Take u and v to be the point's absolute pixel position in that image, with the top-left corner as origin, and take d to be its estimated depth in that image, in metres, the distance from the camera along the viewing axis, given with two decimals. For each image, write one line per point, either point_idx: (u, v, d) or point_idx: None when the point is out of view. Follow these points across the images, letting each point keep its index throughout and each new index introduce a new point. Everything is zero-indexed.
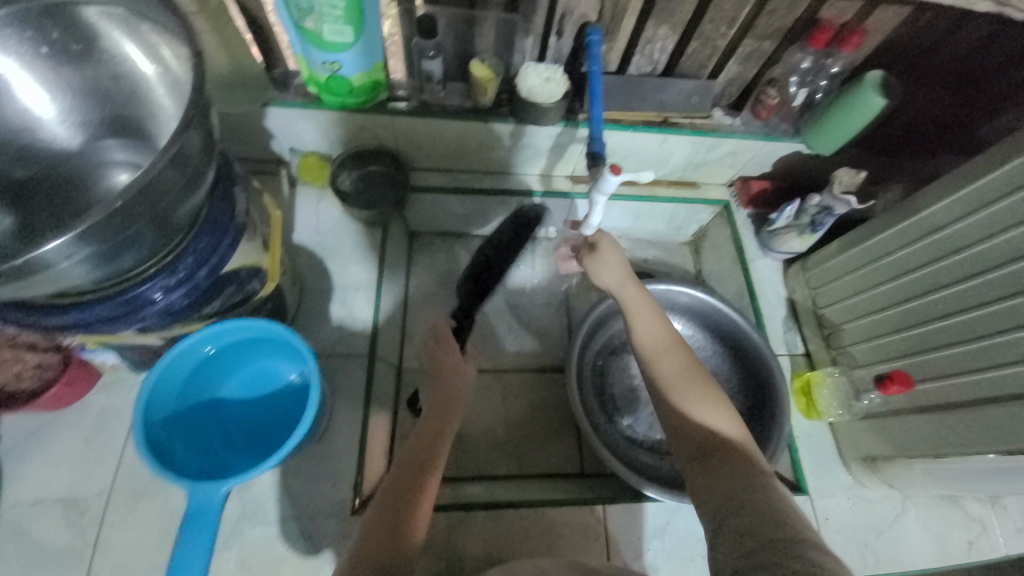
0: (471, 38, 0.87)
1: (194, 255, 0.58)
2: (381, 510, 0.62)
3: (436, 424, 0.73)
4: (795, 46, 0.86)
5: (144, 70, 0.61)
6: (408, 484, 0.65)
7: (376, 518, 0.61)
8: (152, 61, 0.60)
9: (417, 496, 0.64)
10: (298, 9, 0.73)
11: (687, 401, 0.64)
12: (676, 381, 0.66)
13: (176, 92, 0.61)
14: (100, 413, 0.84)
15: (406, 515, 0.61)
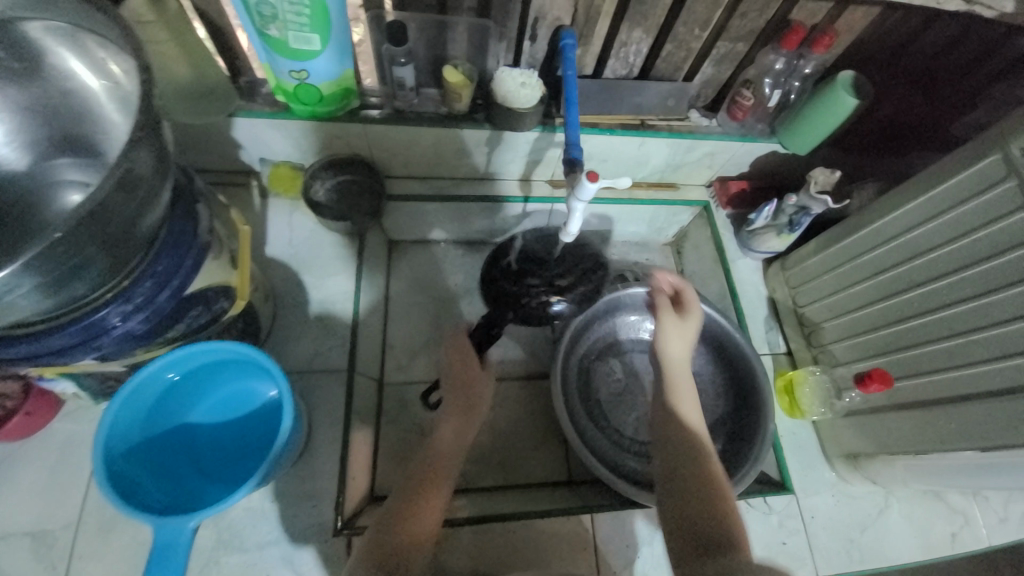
0: (443, 44, 0.85)
1: (152, 279, 0.55)
2: (381, 538, 0.64)
3: (452, 427, 0.78)
4: (768, 47, 0.87)
5: (92, 82, 0.59)
6: (408, 514, 0.67)
7: (374, 548, 0.63)
8: (94, 73, 0.58)
9: (412, 524, 0.66)
10: (261, 16, 0.71)
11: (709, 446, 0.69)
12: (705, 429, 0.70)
13: (129, 106, 0.58)
14: (65, 441, 0.80)
15: (403, 539, 0.64)
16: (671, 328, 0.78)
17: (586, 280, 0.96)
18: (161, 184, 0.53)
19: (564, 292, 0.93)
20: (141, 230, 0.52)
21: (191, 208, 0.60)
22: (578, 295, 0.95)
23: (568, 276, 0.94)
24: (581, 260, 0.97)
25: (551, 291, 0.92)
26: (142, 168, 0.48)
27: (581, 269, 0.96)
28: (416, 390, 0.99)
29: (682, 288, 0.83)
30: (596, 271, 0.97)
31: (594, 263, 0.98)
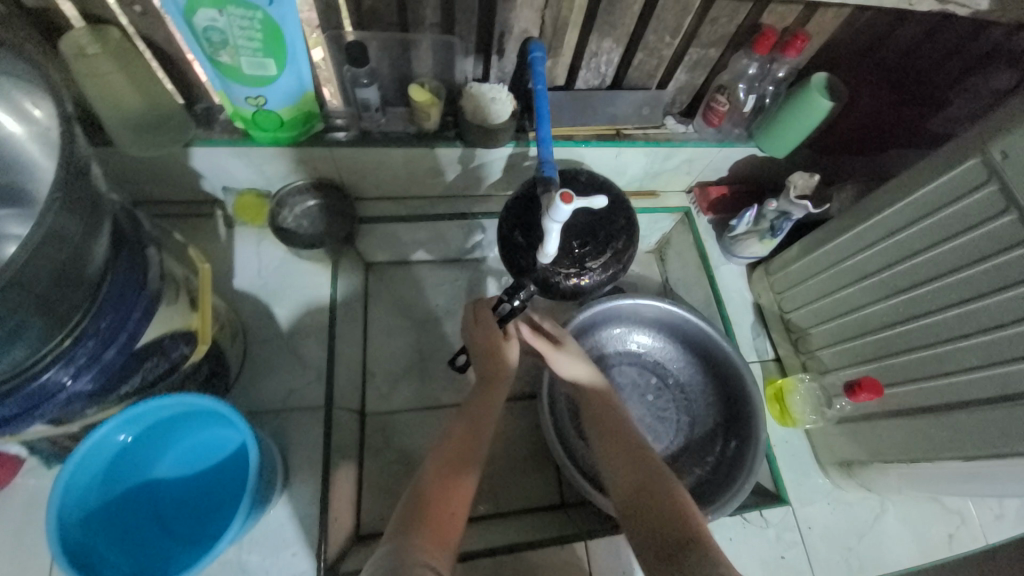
0: (408, 62, 0.82)
1: (97, 337, 0.52)
2: (415, 518, 0.58)
3: (469, 418, 0.71)
4: (740, 52, 0.85)
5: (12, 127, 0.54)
6: (436, 495, 0.61)
7: (407, 528, 0.57)
8: (16, 118, 0.54)
9: (438, 508, 0.60)
10: (210, 43, 0.67)
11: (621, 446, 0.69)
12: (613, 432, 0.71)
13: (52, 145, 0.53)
14: (31, 499, 0.74)
15: (437, 517, 0.59)
16: (563, 357, 0.78)
17: (620, 258, 0.76)
18: (95, 236, 0.49)
19: (593, 273, 0.75)
20: (79, 285, 0.49)
21: (140, 254, 0.57)
22: (614, 271, 0.77)
23: (597, 253, 0.76)
24: (614, 230, 0.77)
25: (582, 272, 0.75)
26: (71, 222, 0.45)
27: (613, 246, 0.76)
28: (400, 419, 0.94)
29: (563, 334, 0.82)
30: (629, 248, 0.77)
31: (629, 235, 0.78)
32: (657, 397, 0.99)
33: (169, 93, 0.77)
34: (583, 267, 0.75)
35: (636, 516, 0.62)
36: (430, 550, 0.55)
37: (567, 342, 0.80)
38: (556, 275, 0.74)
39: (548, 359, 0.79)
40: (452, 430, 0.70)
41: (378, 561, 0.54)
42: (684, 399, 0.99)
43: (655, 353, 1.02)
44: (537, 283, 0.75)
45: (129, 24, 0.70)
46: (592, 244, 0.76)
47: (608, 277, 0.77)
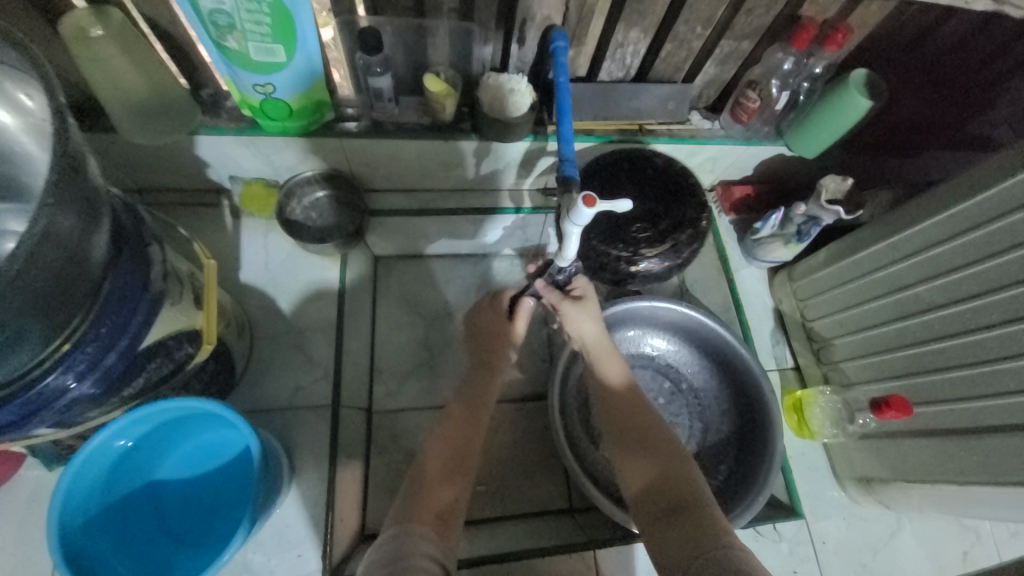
0: (423, 49, 0.77)
1: (97, 342, 0.50)
2: (419, 506, 0.56)
3: (463, 422, 0.68)
4: (775, 46, 0.80)
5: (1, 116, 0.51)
6: (429, 489, 0.59)
7: (413, 516, 0.55)
8: (9, 109, 0.51)
9: (432, 495, 0.58)
10: (216, 26, 0.63)
11: (638, 425, 0.66)
12: (629, 411, 0.68)
13: (47, 136, 0.51)
14: (35, 493, 0.73)
15: (433, 500, 0.58)
16: (574, 312, 0.74)
17: (680, 249, 0.82)
18: (93, 236, 0.46)
19: (648, 259, 0.82)
20: (81, 286, 0.47)
21: (141, 252, 0.54)
22: (671, 261, 0.83)
23: (655, 243, 0.82)
24: (680, 222, 0.82)
25: (637, 257, 0.82)
26: (65, 223, 0.42)
27: (674, 238, 0.82)
28: (407, 418, 0.92)
29: (585, 286, 0.76)
30: (692, 241, 0.82)
31: (695, 230, 0.82)
32: (670, 402, 0.96)
33: (175, 78, 0.74)
34: (639, 251, 0.82)
35: (639, 474, 0.62)
36: (421, 525, 0.54)
37: (586, 296, 0.75)
38: (614, 252, 0.82)
39: (559, 311, 0.75)
40: (446, 423, 0.67)
41: (381, 550, 0.51)
42: (697, 404, 0.96)
43: (669, 357, 0.99)
44: (596, 256, 0.84)
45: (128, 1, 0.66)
46: (653, 231, 0.83)
47: (663, 267, 0.84)
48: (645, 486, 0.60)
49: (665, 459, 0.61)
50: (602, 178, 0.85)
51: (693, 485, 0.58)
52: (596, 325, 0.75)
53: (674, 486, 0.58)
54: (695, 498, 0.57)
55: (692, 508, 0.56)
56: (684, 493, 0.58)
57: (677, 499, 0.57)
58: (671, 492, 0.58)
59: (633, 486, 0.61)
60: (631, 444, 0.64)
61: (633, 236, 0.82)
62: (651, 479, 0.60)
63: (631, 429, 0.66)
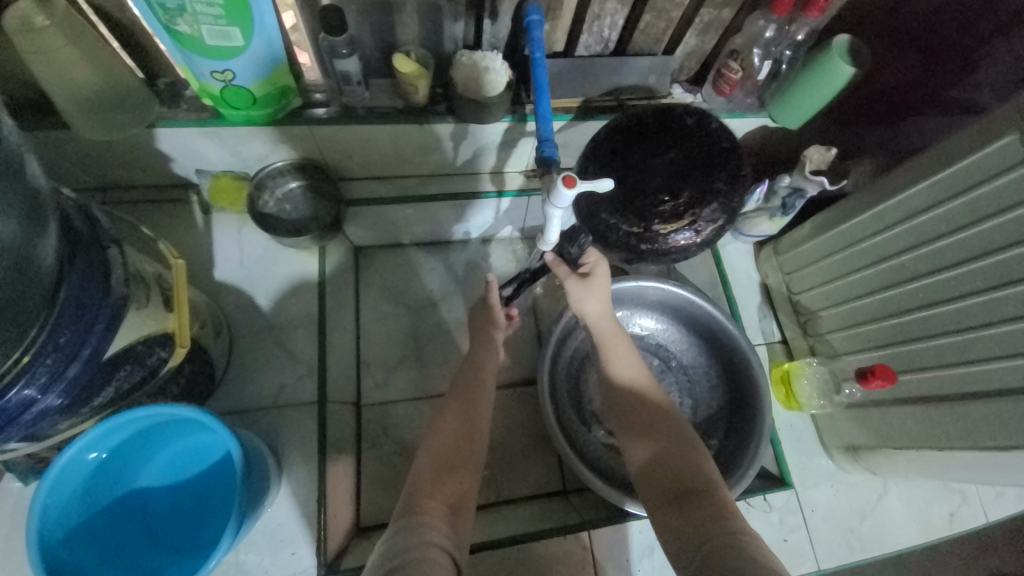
0: (391, 28, 0.73)
1: (57, 353, 0.48)
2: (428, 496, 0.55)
3: (462, 412, 0.66)
4: (756, 13, 0.77)
5: None
6: (428, 483, 0.57)
7: (419, 505, 0.53)
8: None
9: (442, 485, 0.57)
10: (164, 9, 0.58)
11: (646, 413, 0.66)
12: (636, 398, 0.68)
13: None
14: (15, 507, 0.71)
15: (444, 489, 0.56)
16: (580, 291, 0.71)
17: (701, 226, 0.62)
18: (40, 243, 0.43)
19: (662, 237, 0.63)
20: (33, 294, 0.44)
21: (99, 256, 0.52)
22: (693, 240, 0.63)
23: (674, 215, 0.62)
24: (707, 190, 0.62)
25: (650, 234, 0.63)
26: (4, 229, 0.39)
27: (697, 213, 0.61)
28: (397, 409, 0.91)
29: (596, 260, 0.72)
30: (717, 217, 0.62)
31: (724, 201, 0.62)
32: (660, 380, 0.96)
33: (128, 67, 0.70)
34: (653, 225, 0.62)
35: (651, 465, 0.62)
36: (432, 515, 0.51)
37: (594, 270, 0.71)
38: (620, 227, 0.64)
39: (564, 288, 0.73)
40: (443, 424, 0.65)
41: (386, 546, 0.49)
42: (687, 381, 0.96)
43: (658, 336, 0.98)
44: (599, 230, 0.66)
45: None
46: (674, 201, 0.61)
47: (678, 249, 0.65)
48: (655, 477, 0.61)
49: (677, 450, 0.61)
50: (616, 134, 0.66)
51: (703, 476, 0.58)
52: (602, 307, 0.73)
53: (684, 478, 0.58)
54: (705, 488, 0.56)
55: (700, 493, 0.56)
56: (693, 483, 0.57)
57: (686, 488, 0.57)
58: (681, 482, 0.58)
59: (644, 477, 0.62)
60: (641, 434, 0.64)
61: (646, 205, 0.62)
62: (660, 466, 0.61)
63: (644, 420, 0.66)
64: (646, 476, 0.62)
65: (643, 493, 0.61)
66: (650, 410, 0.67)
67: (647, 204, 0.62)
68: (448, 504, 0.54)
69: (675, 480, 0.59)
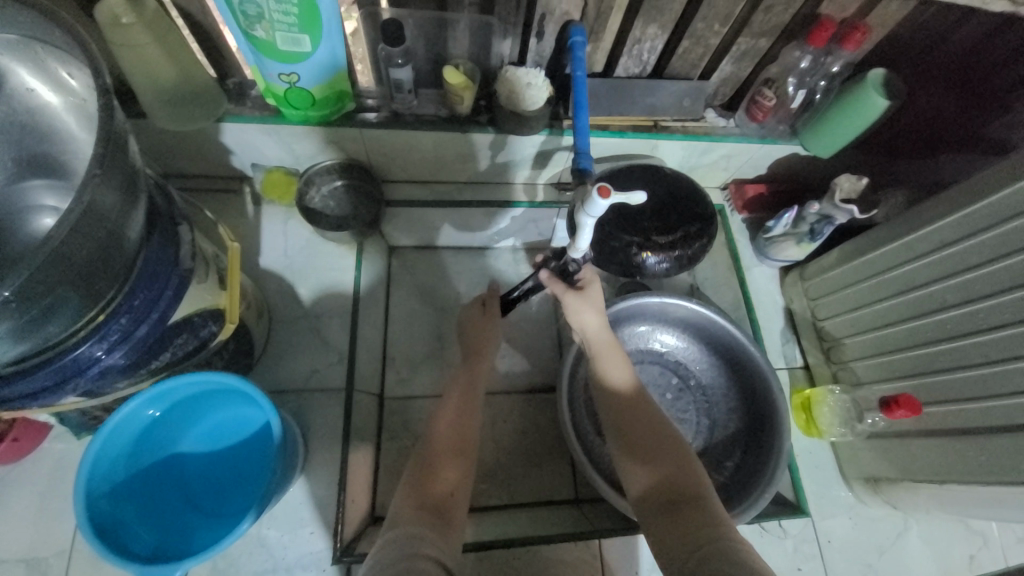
0: (443, 42, 0.79)
1: (129, 314, 0.53)
2: (416, 506, 0.57)
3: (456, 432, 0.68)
4: (793, 44, 0.80)
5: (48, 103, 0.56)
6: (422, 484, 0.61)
7: (409, 519, 0.55)
8: (54, 90, 0.56)
9: (434, 485, 0.61)
10: (245, 16, 0.65)
11: (638, 421, 0.68)
12: (628, 405, 0.69)
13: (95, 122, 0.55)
14: (63, 461, 0.76)
15: (434, 489, 0.60)
16: (576, 304, 0.75)
17: (690, 241, 0.75)
18: (129, 215, 0.48)
19: (657, 247, 0.75)
20: (118, 260, 0.49)
21: (172, 231, 0.57)
22: (682, 254, 0.75)
23: (665, 231, 0.76)
24: (690, 215, 0.77)
25: (646, 243, 0.75)
26: (107, 199, 0.45)
27: (684, 230, 0.76)
28: (418, 405, 0.93)
29: (590, 278, 0.77)
30: (701, 238, 0.76)
31: (705, 224, 0.77)
32: (678, 398, 0.97)
33: (204, 67, 0.76)
34: (648, 238, 0.75)
35: (642, 469, 0.63)
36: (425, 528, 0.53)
37: (588, 284, 0.76)
38: (623, 238, 0.75)
39: (562, 302, 0.76)
40: (440, 437, 0.68)
41: (381, 552, 0.50)
42: (704, 401, 0.97)
43: (678, 353, 0.99)
44: (604, 242, 0.76)
45: None
46: (663, 222, 0.76)
47: (673, 258, 0.75)
48: (647, 480, 0.62)
49: (670, 457, 0.63)
50: (613, 175, 0.81)
51: (696, 483, 0.60)
52: (600, 318, 0.76)
53: (676, 485, 0.60)
54: (697, 494, 0.58)
55: (692, 501, 0.57)
56: (685, 487, 0.59)
57: (678, 497, 0.58)
58: (673, 486, 0.59)
59: (635, 480, 0.63)
60: (633, 443, 0.65)
61: (640, 223, 0.76)
62: (652, 475, 0.62)
63: (636, 426, 0.67)
64: (640, 482, 0.62)
65: (636, 498, 0.62)
66: (643, 418, 0.68)
67: (640, 222, 0.76)
68: (435, 512, 0.57)
69: (666, 484, 0.60)
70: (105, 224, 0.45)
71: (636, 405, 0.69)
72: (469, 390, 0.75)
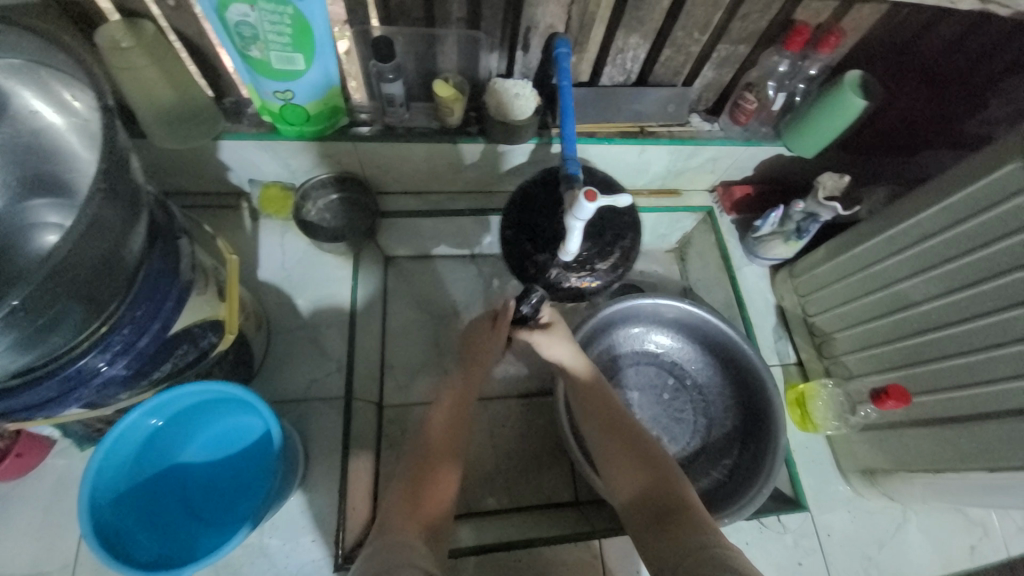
0: (433, 57, 0.82)
1: (131, 325, 0.55)
2: (405, 518, 0.62)
3: (449, 444, 0.71)
4: (771, 49, 0.83)
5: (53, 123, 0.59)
6: (414, 500, 0.65)
7: (394, 531, 0.60)
8: (58, 111, 0.58)
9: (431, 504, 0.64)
10: (242, 37, 0.67)
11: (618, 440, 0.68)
12: (609, 428, 0.70)
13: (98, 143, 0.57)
14: (66, 475, 0.77)
15: (424, 508, 0.64)
16: (545, 340, 0.77)
17: (624, 259, 0.79)
18: (132, 228, 0.50)
19: (600, 270, 0.78)
20: (122, 272, 0.51)
21: (173, 245, 0.59)
22: (621, 272, 0.79)
23: (604, 254, 0.78)
24: (619, 230, 0.80)
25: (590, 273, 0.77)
26: (113, 210, 0.47)
27: (619, 248, 0.79)
28: (417, 412, 0.94)
29: (552, 314, 0.79)
30: (634, 248, 0.80)
31: (633, 232, 0.80)
32: (674, 398, 0.98)
33: (201, 87, 0.79)
34: (591, 265, 0.78)
35: (633, 485, 0.64)
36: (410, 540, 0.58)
37: (552, 322, 0.78)
38: (570, 280, 0.77)
39: (532, 342, 0.78)
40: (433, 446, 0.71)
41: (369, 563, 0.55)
42: (700, 400, 0.98)
43: (672, 353, 1.00)
44: (552, 287, 0.78)
45: (161, 16, 0.71)
46: (596, 247, 0.79)
47: (616, 277, 0.79)
48: (637, 496, 0.63)
49: (656, 470, 0.64)
50: (523, 207, 0.81)
51: (681, 495, 0.61)
52: (571, 349, 0.77)
53: (666, 501, 0.61)
54: (682, 505, 0.60)
55: (683, 512, 0.59)
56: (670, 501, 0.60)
57: (669, 511, 0.59)
58: (660, 499, 0.61)
59: (624, 496, 0.65)
60: (623, 468, 0.66)
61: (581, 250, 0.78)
62: (642, 492, 0.63)
63: (623, 440, 0.68)
64: (632, 500, 0.64)
65: (628, 515, 0.63)
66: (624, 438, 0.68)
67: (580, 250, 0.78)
68: (427, 528, 0.62)
69: (653, 498, 0.62)
70: (111, 234, 0.47)
71: (617, 425, 0.70)
72: (463, 398, 0.76)
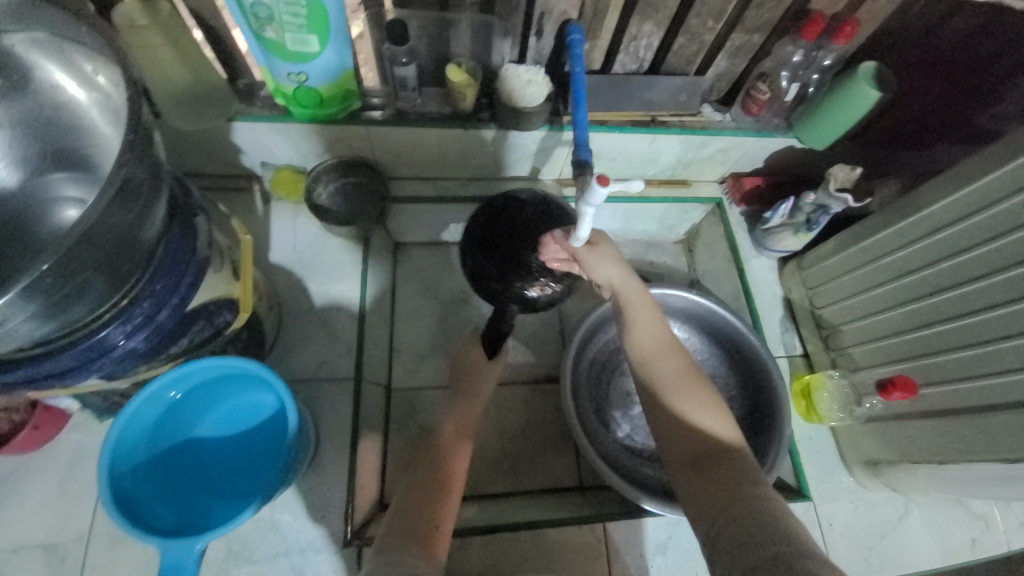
0: (446, 41, 0.82)
1: (151, 298, 0.56)
2: (396, 529, 0.59)
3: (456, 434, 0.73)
4: (785, 38, 0.83)
5: (75, 96, 0.59)
6: (422, 492, 0.64)
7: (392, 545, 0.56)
8: (80, 86, 0.59)
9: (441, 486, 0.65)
10: (257, 17, 0.67)
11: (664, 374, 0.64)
12: (654, 356, 0.65)
13: (121, 117, 0.58)
14: (82, 447, 0.78)
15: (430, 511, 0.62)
16: (594, 261, 0.64)
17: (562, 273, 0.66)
18: (153, 201, 0.51)
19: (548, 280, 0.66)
20: (141, 245, 0.52)
21: (189, 223, 0.59)
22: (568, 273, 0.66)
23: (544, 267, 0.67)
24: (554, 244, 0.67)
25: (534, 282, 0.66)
26: (135, 183, 0.47)
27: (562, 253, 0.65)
28: (425, 396, 0.95)
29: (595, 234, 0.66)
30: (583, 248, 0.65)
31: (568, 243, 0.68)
32: None
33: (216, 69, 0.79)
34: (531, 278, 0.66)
35: (672, 427, 0.61)
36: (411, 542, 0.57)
37: (596, 246, 0.64)
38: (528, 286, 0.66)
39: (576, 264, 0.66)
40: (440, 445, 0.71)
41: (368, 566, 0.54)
42: None
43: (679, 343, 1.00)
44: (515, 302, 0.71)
45: None
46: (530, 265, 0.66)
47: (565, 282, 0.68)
48: (677, 440, 0.60)
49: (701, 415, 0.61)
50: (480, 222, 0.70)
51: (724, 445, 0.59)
52: (622, 271, 0.66)
53: (709, 449, 0.59)
54: (727, 453, 0.58)
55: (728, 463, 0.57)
56: (724, 461, 0.58)
57: (709, 458, 0.58)
58: (704, 445, 0.59)
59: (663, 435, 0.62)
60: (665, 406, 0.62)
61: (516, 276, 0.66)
62: (686, 438, 0.60)
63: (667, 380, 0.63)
64: (672, 439, 0.61)
65: (666, 450, 0.62)
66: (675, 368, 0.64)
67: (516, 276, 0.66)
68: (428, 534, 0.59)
69: (695, 446, 0.59)
70: (133, 206, 0.48)
71: (663, 354, 0.65)
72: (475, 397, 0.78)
